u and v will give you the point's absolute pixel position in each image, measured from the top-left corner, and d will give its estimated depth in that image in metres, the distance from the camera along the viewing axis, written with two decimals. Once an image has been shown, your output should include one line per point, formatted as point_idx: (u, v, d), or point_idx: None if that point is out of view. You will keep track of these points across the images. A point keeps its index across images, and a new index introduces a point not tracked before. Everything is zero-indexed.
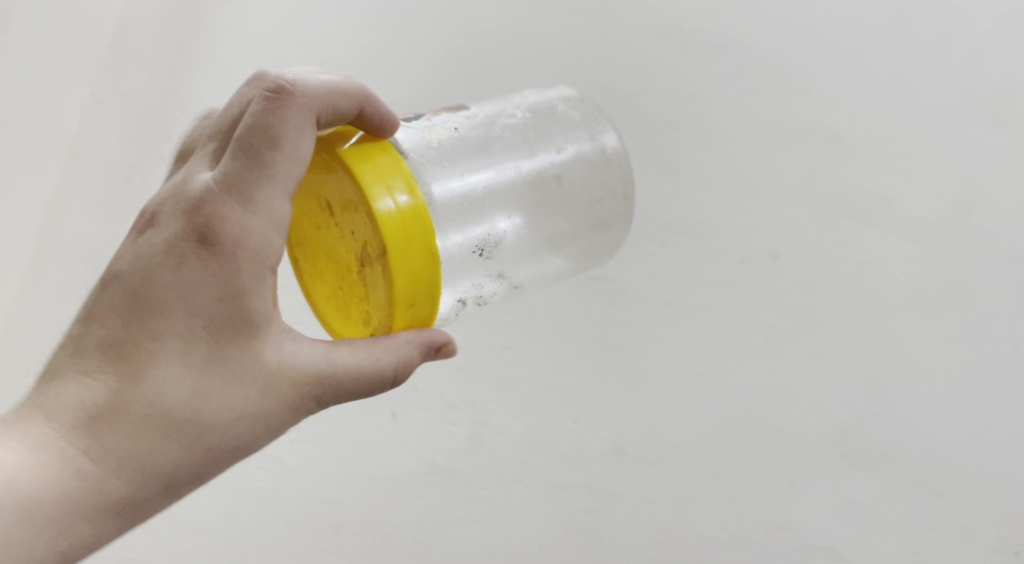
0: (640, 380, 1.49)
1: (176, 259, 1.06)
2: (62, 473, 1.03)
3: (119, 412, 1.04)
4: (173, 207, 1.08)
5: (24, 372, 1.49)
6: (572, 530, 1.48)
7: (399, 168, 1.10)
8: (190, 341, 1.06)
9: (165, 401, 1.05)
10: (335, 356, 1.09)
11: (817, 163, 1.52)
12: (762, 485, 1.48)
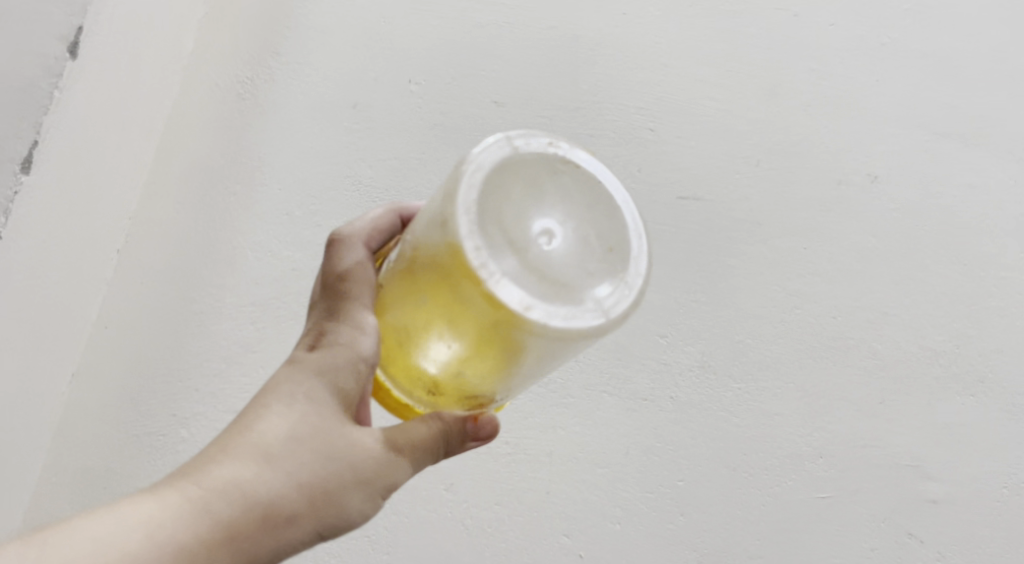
0: (733, 297, 1.50)
1: (267, 410, 1.06)
2: (161, 551, 0.99)
3: (227, 501, 1.02)
4: (279, 411, 1.06)
5: (138, 285, 1.46)
6: (656, 439, 1.46)
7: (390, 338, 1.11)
8: (300, 458, 1.04)
9: (272, 492, 1.03)
10: (410, 442, 1.09)
11: (923, 82, 1.57)
12: (854, 402, 1.47)
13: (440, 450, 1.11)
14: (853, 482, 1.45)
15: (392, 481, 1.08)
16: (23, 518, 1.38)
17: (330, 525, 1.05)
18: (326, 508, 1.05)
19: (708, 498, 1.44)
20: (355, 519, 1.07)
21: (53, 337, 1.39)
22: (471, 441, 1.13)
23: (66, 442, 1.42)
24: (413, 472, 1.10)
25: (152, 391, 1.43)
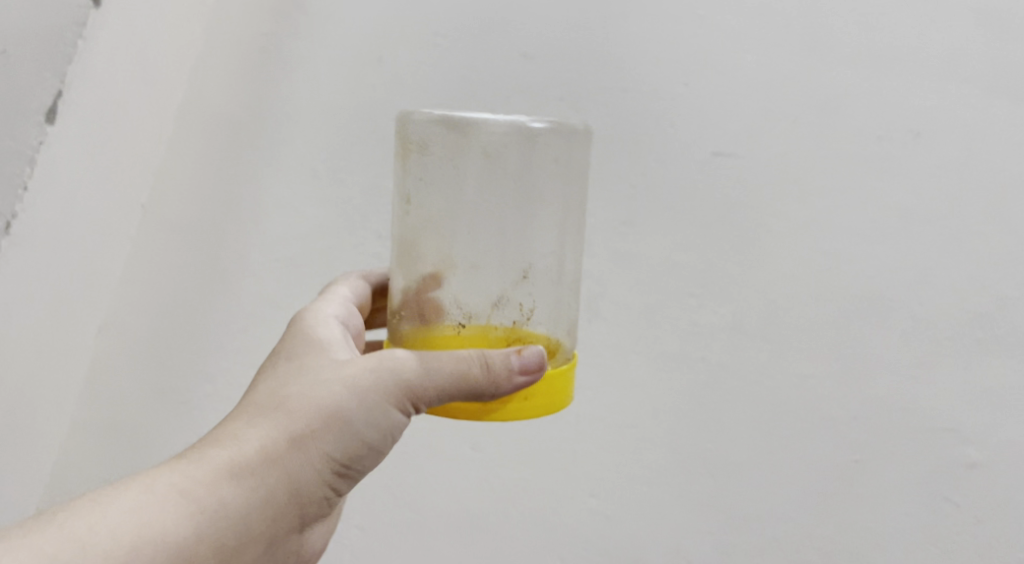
0: (766, 258, 1.45)
1: (261, 381, 1.18)
2: (189, 491, 1.10)
3: (240, 447, 1.12)
4: (276, 375, 1.18)
5: (158, 240, 1.45)
6: (688, 401, 1.45)
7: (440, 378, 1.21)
8: (297, 397, 1.14)
9: (280, 427, 1.13)
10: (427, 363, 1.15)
11: (984, 29, 1.42)
12: (891, 368, 1.44)
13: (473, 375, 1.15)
14: (888, 447, 1.44)
15: (414, 399, 1.16)
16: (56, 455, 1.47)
17: (354, 439, 1.15)
18: (342, 425, 1.14)
19: (734, 461, 1.45)
20: (377, 431, 1.16)
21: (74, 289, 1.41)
22: (517, 374, 1.16)
23: (88, 395, 1.47)
24: (441, 393, 1.15)
25: (173, 346, 1.45)
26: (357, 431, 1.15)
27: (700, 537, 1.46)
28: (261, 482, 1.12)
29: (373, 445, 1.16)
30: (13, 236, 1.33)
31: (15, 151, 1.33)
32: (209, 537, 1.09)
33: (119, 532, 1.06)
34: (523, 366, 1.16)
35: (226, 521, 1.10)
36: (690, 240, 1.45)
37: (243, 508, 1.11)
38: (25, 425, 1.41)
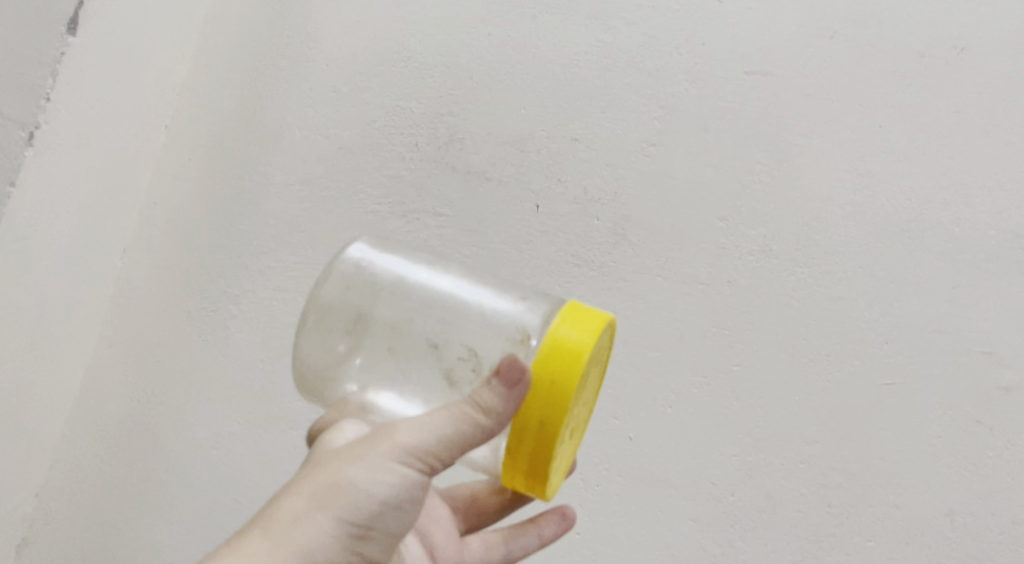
0: (802, 176, 1.42)
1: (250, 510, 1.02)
2: None
3: (253, 546, 0.98)
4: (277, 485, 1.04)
5: (187, 157, 1.45)
6: (714, 324, 1.39)
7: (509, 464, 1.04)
8: (302, 485, 1.01)
9: (290, 518, 1.00)
10: (420, 424, 1.01)
11: None
12: (927, 287, 1.38)
13: (471, 416, 1.01)
14: (923, 367, 1.36)
15: (421, 459, 1.01)
16: (81, 385, 1.38)
17: (362, 506, 1.01)
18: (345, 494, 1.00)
19: (764, 383, 1.37)
20: (388, 490, 1.01)
21: (100, 189, 1.35)
22: (508, 393, 1.01)
23: (116, 318, 1.40)
24: (448, 444, 1.01)
25: (201, 266, 1.41)
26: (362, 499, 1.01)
27: (721, 458, 1.36)
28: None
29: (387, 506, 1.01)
30: (37, 148, 1.22)
31: (35, 59, 1.22)
32: None
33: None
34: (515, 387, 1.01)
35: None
36: (721, 158, 1.43)
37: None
38: (58, 330, 1.33)
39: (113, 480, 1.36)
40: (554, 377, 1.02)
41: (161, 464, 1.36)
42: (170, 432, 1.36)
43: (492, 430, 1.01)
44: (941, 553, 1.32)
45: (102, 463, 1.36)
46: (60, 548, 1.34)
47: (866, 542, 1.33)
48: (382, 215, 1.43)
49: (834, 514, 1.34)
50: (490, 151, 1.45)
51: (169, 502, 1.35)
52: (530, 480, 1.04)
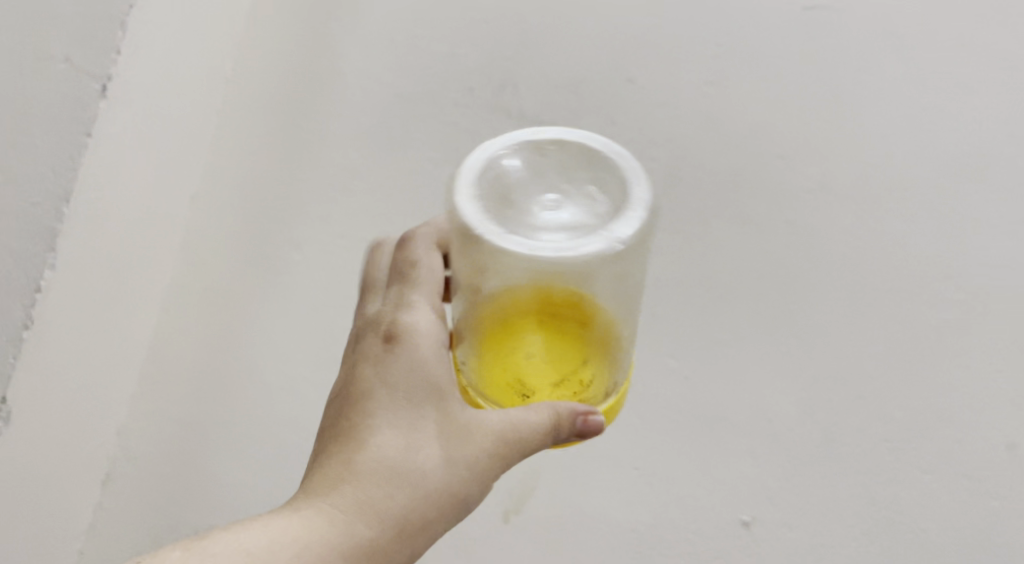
0: (862, 115, 1.42)
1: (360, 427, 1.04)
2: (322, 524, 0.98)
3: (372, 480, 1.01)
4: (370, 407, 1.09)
5: (252, 109, 1.48)
6: (771, 264, 1.39)
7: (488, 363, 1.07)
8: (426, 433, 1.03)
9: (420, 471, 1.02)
10: (513, 415, 1.03)
11: None
12: (990, 222, 1.37)
13: (551, 440, 1.03)
14: (984, 302, 1.35)
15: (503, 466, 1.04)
16: (156, 331, 1.41)
17: (450, 506, 1.02)
18: (437, 498, 1.02)
19: (823, 321, 1.37)
20: (471, 493, 1.03)
21: (182, 135, 1.38)
22: (578, 434, 1.04)
23: (185, 268, 1.43)
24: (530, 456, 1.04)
25: (267, 215, 1.45)
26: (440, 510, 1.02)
27: (779, 395, 1.36)
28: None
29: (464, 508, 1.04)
30: (111, 99, 1.23)
31: (106, 13, 1.23)
32: None
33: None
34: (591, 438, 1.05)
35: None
36: (779, 97, 1.43)
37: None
38: (138, 276, 1.36)
39: (186, 421, 1.40)
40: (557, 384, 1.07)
41: (231, 406, 1.40)
42: (241, 376, 1.41)
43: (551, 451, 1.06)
44: (1001, 486, 1.31)
45: (176, 408, 1.40)
46: (135, 488, 1.38)
47: (924, 475, 1.33)
48: (437, 163, 1.45)
49: (892, 449, 1.34)
50: (547, 95, 1.46)
51: (239, 443, 1.39)
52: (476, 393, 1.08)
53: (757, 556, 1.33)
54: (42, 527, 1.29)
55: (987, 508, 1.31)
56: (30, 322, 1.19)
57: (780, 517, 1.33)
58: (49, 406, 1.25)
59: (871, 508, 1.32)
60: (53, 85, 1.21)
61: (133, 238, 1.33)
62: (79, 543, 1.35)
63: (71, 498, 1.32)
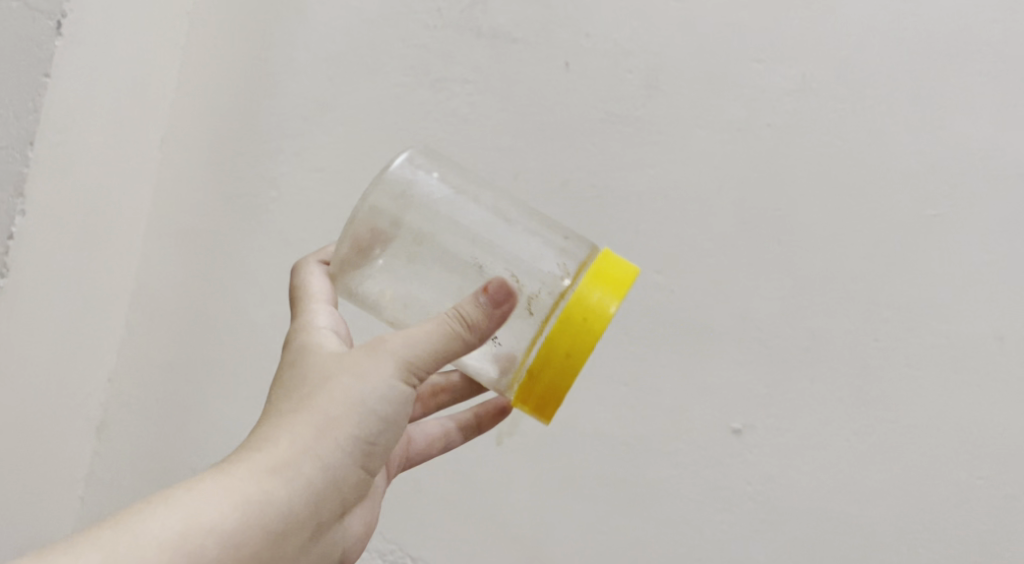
0: (841, 10, 1.38)
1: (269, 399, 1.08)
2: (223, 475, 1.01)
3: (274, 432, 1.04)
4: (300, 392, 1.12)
5: (214, 39, 1.44)
6: (752, 170, 1.37)
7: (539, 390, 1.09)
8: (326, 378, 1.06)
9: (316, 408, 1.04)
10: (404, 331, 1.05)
11: None
12: (975, 111, 1.35)
13: (460, 333, 1.04)
14: (970, 195, 1.34)
15: (415, 371, 1.04)
16: (137, 278, 1.43)
17: (366, 421, 1.04)
18: (348, 415, 1.03)
19: (807, 225, 1.36)
20: (387, 403, 1.04)
21: (141, 74, 1.37)
22: (492, 312, 1.05)
23: (160, 213, 1.43)
24: (436, 357, 1.04)
25: (237, 150, 1.43)
26: (359, 425, 1.04)
27: (766, 303, 1.36)
28: (280, 496, 1.01)
29: (386, 421, 1.05)
30: (66, 37, 1.23)
31: None
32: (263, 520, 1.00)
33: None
34: (500, 307, 1.05)
35: (266, 521, 1.00)
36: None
37: (273, 512, 1.01)
38: (113, 223, 1.37)
39: (176, 365, 1.41)
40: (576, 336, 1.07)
41: (218, 348, 1.41)
42: (225, 317, 1.41)
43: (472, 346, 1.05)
44: (989, 378, 1.32)
45: (166, 352, 1.42)
46: (133, 431, 1.42)
47: (912, 371, 1.33)
48: (409, 87, 1.43)
49: (881, 347, 1.34)
50: (517, 8, 1.42)
51: (229, 380, 1.40)
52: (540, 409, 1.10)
53: (750, 461, 1.35)
54: (42, 477, 1.34)
55: (976, 400, 1.32)
56: (4, 270, 1.23)
57: (771, 423, 1.35)
58: (32, 353, 1.28)
59: (861, 407, 1.34)
60: (8, 24, 1.22)
61: (105, 187, 1.34)
62: (81, 489, 1.42)
63: (67, 449, 1.38)
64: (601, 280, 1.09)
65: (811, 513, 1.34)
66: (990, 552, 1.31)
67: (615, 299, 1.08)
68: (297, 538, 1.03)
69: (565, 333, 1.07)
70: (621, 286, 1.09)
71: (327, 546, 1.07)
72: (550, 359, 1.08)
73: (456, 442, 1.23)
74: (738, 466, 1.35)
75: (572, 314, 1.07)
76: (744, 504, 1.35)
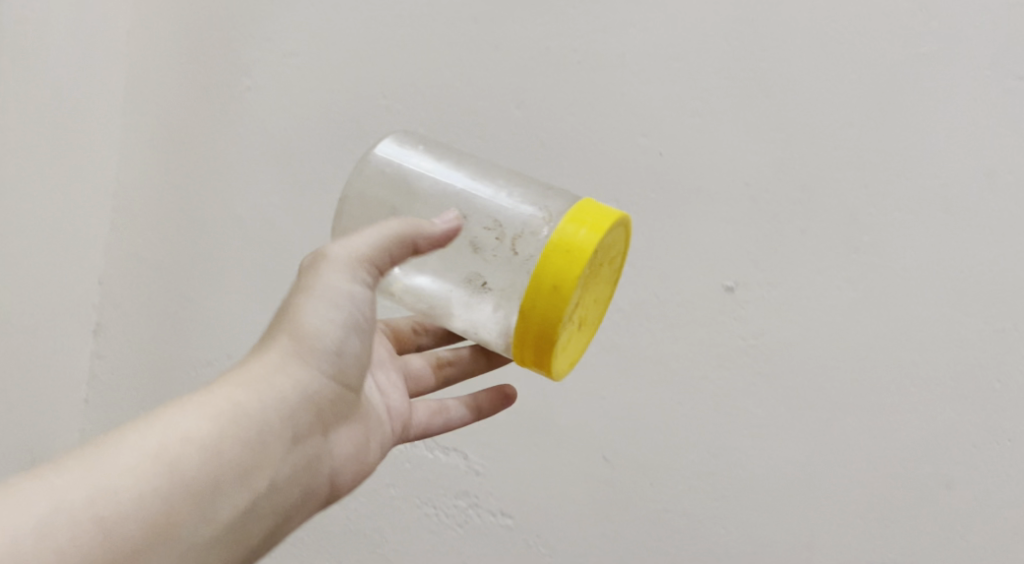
0: None
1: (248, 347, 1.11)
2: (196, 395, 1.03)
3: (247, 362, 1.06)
4: None
5: None
6: (736, 22, 1.33)
7: (526, 343, 1.08)
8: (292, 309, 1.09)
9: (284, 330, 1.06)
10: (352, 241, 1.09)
11: None
12: None
13: (402, 227, 1.08)
14: (960, 29, 1.28)
15: (367, 275, 1.07)
16: (116, 180, 1.50)
17: (331, 334, 1.06)
18: (311, 331, 1.05)
19: (790, 73, 1.33)
20: (347, 312, 1.06)
21: None
22: (435, 218, 1.10)
23: (133, 118, 1.49)
24: (387, 255, 1.07)
25: (207, 43, 1.45)
26: (320, 333, 1.06)
27: (754, 158, 1.34)
28: (252, 405, 1.02)
29: (347, 328, 1.06)
30: None
31: None
32: (238, 428, 1.01)
33: (119, 500, 0.95)
34: (445, 224, 1.10)
35: (241, 431, 1.01)
36: None
37: (247, 420, 1.02)
38: (82, 132, 1.42)
39: (164, 264, 1.48)
40: (553, 281, 1.06)
41: (200, 243, 1.47)
42: (211, 211, 1.47)
43: (419, 240, 1.08)
44: (980, 216, 1.29)
45: (156, 255, 1.49)
46: (128, 329, 1.51)
47: (902, 215, 1.31)
48: None
49: (870, 193, 1.31)
50: None
51: (218, 273, 1.46)
52: (534, 360, 1.09)
53: (743, 317, 1.35)
54: (45, 379, 1.43)
55: (967, 239, 1.29)
56: None
57: (762, 278, 1.34)
58: (13, 256, 1.34)
59: (852, 256, 1.32)
60: None
61: (71, 98, 1.39)
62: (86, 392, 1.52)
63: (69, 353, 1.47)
64: (581, 220, 1.08)
65: (805, 362, 1.34)
66: (983, 388, 1.29)
67: (592, 236, 1.07)
68: (276, 447, 1.03)
69: (539, 282, 1.06)
70: (601, 222, 1.08)
71: (311, 460, 1.07)
72: (534, 305, 1.07)
73: (456, 422, 1.24)
74: (730, 323, 1.35)
75: (545, 262, 1.06)
76: (739, 359, 1.35)
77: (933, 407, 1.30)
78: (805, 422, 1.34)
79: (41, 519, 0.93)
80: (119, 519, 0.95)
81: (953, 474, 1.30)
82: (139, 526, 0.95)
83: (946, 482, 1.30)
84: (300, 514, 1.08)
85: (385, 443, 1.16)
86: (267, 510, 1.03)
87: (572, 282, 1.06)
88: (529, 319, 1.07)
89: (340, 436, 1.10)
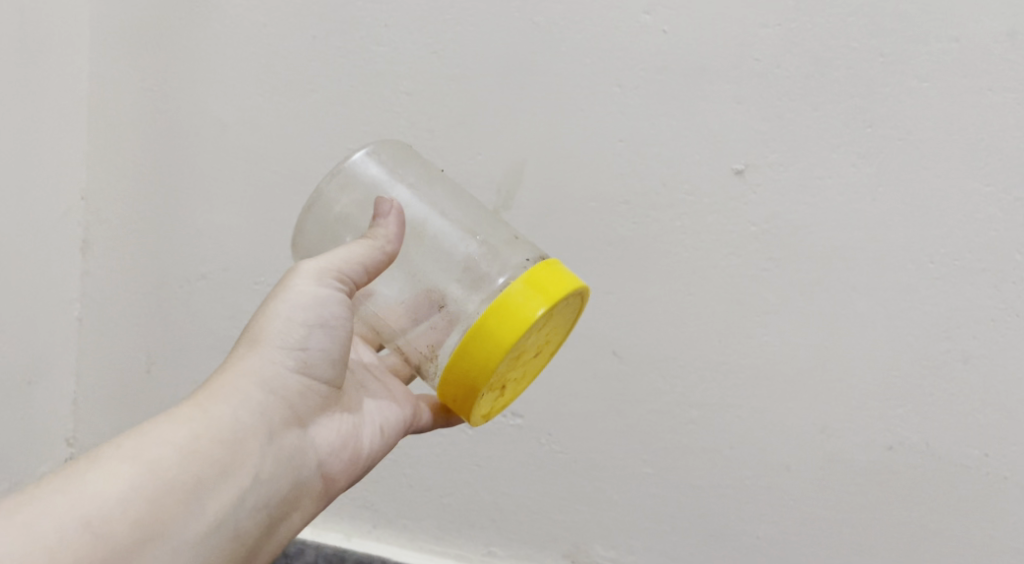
0: None
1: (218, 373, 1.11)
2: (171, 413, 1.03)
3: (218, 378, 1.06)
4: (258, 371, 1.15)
5: None
6: None
7: (450, 384, 1.06)
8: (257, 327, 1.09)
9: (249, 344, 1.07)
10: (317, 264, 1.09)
11: None
12: None
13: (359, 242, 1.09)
14: None
15: (339, 281, 1.08)
16: (89, 87, 1.43)
17: (299, 332, 1.07)
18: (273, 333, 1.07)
19: None
20: (314, 311, 1.07)
21: None
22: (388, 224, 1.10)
23: (101, 19, 1.41)
24: (349, 266, 1.08)
25: None
26: (284, 330, 1.07)
27: (763, 30, 1.27)
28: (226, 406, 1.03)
29: (315, 324, 1.07)
30: None
31: None
32: (218, 433, 1.02)
33: (105, 501, 0.96)
34: (392, 217, 1.10)
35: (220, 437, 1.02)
36: None
37: (222, 423, 1.03)
38: (46, 33, 1.35)
39: (147, 173, 1.43)
40: (492, 333, 1.04)
41: (182, 151, 1.41)
42: (192, 118, 1.41)
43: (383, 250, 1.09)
44: (999, 80, 1.23)
45: (137, 165, 1.43)
46: (115, 244, 1.45)
47: (921, 83, 1.24)
48: None
49: (886, 62, 1.25)
50: None
51: (205, 181, 1.41)
52: (454, 402, 1.07)
53: (753, 202, 1.29)
54: (33, 297, 1.38)
55: (987, 105, 1.23)
56: None
57: (773, 158, 1.28)
58: None
59: (868, 130, 1.26)
60: None
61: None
62: (76, 310, 1.47)
63: (54, 269, 1.42)
64: (537, 283, 1.06)
65: (822, 246, 1.28)
66: (1003, 259, 1.25)
67: (543, 301, 1.04)
68: (254, 444, 1.03)
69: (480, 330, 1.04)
70: (553, 293, 1.05)
71: (293, 453, 1.07)
72: (464, 351, 1.05)
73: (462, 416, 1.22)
74: (739, 208, 1.29)
75: (493, 312, 1.04)
76: (750, 245, 1.30)
77: (950, 282, 1.26)
78: (820, 306, 1.29)
79: (22, 528, 0.93)
80: (105, 522, 0.95)
81: (971, 348, 1.26)
82: (129, 527, 0.96)
83: (964, 357, 1.27)
84: (294, 514, 1.07)
85: (383, 430, 1.15)
86: (256, 506, 1.03)
87: (509, 339, 1.04)
88: (460, 361, 1.05)
89: (325, 430, 1.10)
